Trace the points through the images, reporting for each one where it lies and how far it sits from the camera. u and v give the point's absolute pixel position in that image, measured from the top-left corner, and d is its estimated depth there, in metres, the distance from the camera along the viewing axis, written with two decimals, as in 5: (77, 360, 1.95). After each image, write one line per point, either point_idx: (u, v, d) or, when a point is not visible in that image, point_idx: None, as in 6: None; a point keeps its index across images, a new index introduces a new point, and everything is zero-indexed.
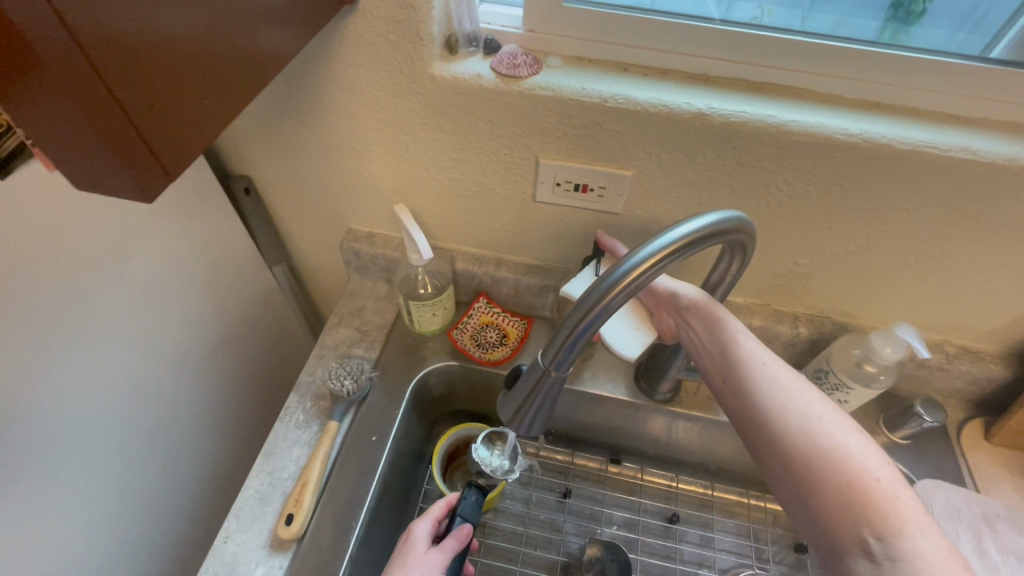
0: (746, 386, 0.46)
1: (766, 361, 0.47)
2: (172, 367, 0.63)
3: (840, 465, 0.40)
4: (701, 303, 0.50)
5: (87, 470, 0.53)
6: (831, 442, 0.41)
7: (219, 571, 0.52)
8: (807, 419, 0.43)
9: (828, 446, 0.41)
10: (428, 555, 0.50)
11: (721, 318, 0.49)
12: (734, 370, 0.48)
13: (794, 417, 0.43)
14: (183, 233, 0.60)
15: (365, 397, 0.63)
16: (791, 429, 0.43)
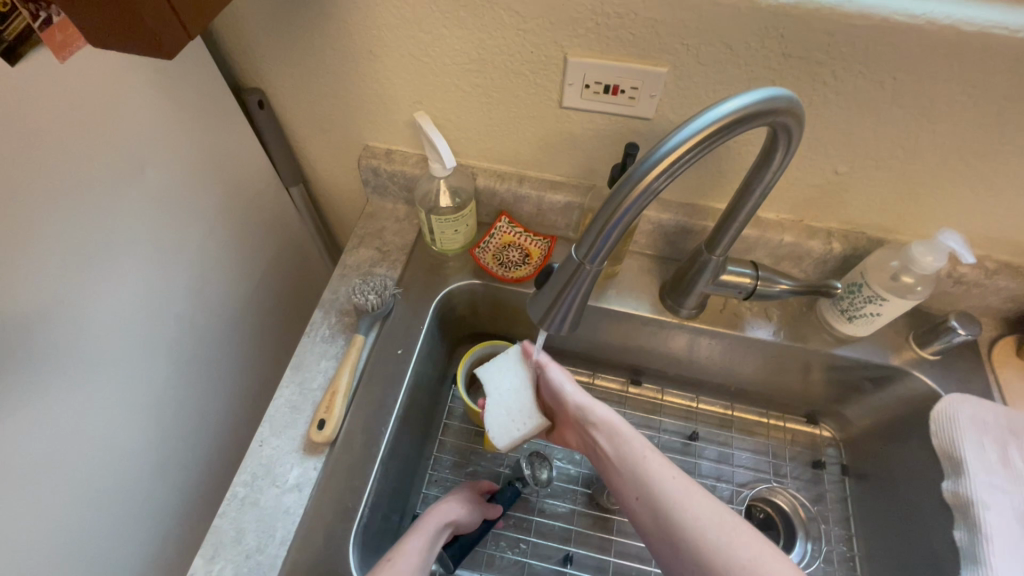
0: (621, 474, 0.55)
1: (631, 448, 0.55)
2: (190, 282, 0.63)
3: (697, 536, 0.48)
4: (589, 412, 0.58)
5: (116, 376, 0.55)
6: (681, 525, 0.48)
7: (256, 471, 0.54)
8: (662, 492, 0.51)
9: (678, 528, 0.49)
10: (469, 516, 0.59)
11: (607, 417, 0.58)
12: (620, 457, 0.55)
13: (663, 487, 0.51)
14: (192, 143, 0.59)
15: (389, 313, 0.64)
16: (664, 492, 0.51)
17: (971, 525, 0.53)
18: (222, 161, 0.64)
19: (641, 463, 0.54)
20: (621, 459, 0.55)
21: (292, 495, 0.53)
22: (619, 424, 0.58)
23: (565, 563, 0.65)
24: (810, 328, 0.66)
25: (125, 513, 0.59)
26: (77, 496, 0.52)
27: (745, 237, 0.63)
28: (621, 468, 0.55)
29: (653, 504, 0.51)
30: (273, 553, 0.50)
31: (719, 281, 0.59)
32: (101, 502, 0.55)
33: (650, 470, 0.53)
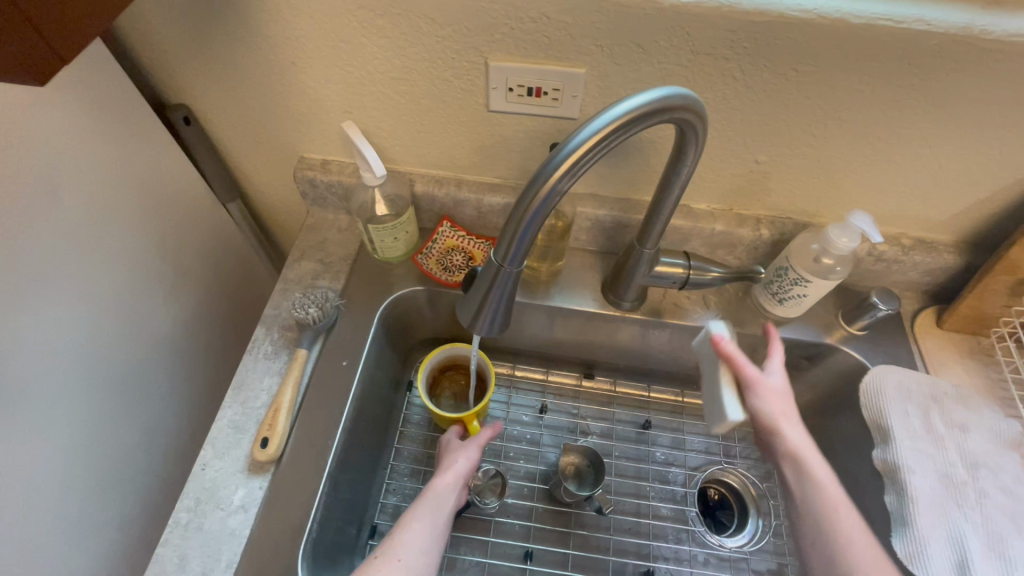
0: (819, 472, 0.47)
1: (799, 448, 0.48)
2: (124, 306, 0.61)
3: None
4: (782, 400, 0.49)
5: (47, 409, 0.53)
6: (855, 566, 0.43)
7: (200, 496, 0.53)
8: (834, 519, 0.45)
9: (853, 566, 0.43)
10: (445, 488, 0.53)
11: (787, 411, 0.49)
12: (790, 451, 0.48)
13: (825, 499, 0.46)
14: (114, 163, 0.57)
15: (332, 325, 0.63)
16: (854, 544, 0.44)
17: (898, 489, 0.56)
18: (150, 180, 0.62)
19: (827, 502, 0.46)
20: (802, 482, 0.47)
21: (238, 516, 0.52)
22: (811, 456, 0.48)
23: (525, 561, 0.65)
24: (747, 312, 0.68)
25: (64, 549, 0.57)
26: (9, 536, 0.50)
27: (679, 228, 0.65)
28: (802, 499, 0.47)
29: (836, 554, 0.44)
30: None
31: (655, 272, 0.61)
32: (36, 539, 0.53)
33: (831, 508, 0.46)
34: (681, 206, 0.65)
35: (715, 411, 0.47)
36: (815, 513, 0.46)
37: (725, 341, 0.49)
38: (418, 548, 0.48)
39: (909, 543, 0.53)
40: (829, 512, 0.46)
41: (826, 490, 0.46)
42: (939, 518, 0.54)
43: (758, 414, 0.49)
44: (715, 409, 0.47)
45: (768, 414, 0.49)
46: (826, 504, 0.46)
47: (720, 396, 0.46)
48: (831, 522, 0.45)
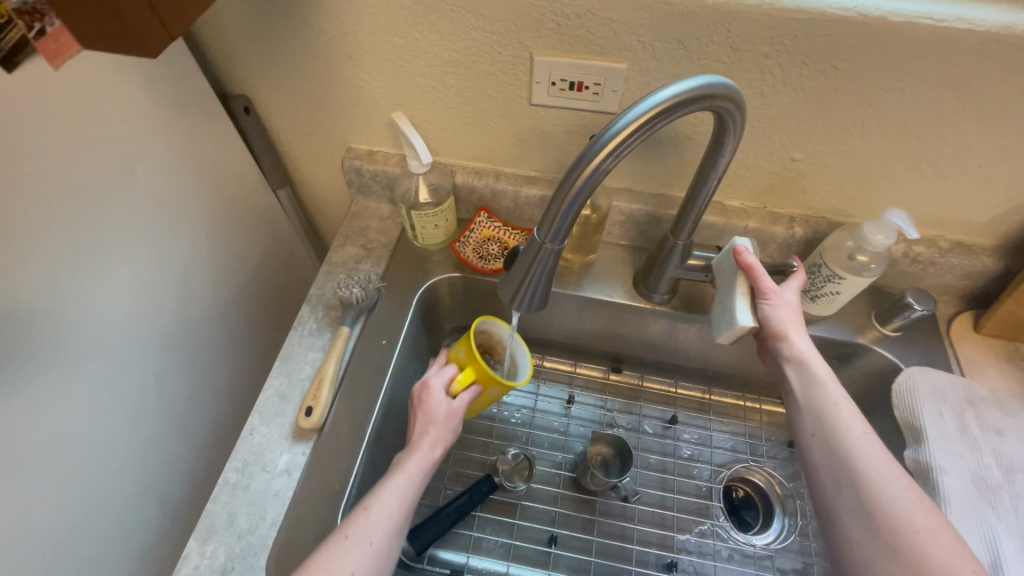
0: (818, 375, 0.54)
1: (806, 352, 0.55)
2: (183, 280, 0.65)
3: (875, 477, 0.47)
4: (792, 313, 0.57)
5: (112, 369, 0.57)
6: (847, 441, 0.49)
7: (247, 458, 0.56)
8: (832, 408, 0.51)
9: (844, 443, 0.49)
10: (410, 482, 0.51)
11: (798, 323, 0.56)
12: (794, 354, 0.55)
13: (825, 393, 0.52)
14: (181, 146, 0.61)
15: (373, 306, 0.66)
16: (849, 428, 0.50)
17: (931, 489, 0.56)
18: (210, 164, 0.66)
19: (828, 396, 0.52)
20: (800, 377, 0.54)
21: (282, 479, 0.55)
22: (815, 360, 0.54)
23: (549, 544, 0.67)
24: None
25: (120, 504, 0.61)
26: (74, 486, 0.54)
27: (711, 224, 0.66)
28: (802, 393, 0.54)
29: (834, 433, 0.50)
30: (263, 534, 0.52)
31: (688, 265, 0.62)
32: (97, 491, 0.57)
33: (830, 401, 0.52)
34: (714, 203, 0.66)
35: (727, 317, 0.56)
36: (812, 399, 0.53)
37: (746, 254, 0.55)
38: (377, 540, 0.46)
39: None
40: (829, 404, 0.52)
41: (828, 388, 0.53)
42: (974, 520, 0.54)
43: (767, 320, 0.57)
44: (726, 316, 0.56)
45: (779, 320, 0.56)
46: (827, 397, 0.52)
47: (733, 305, 0.55)
48: (829, 409, 0.52)
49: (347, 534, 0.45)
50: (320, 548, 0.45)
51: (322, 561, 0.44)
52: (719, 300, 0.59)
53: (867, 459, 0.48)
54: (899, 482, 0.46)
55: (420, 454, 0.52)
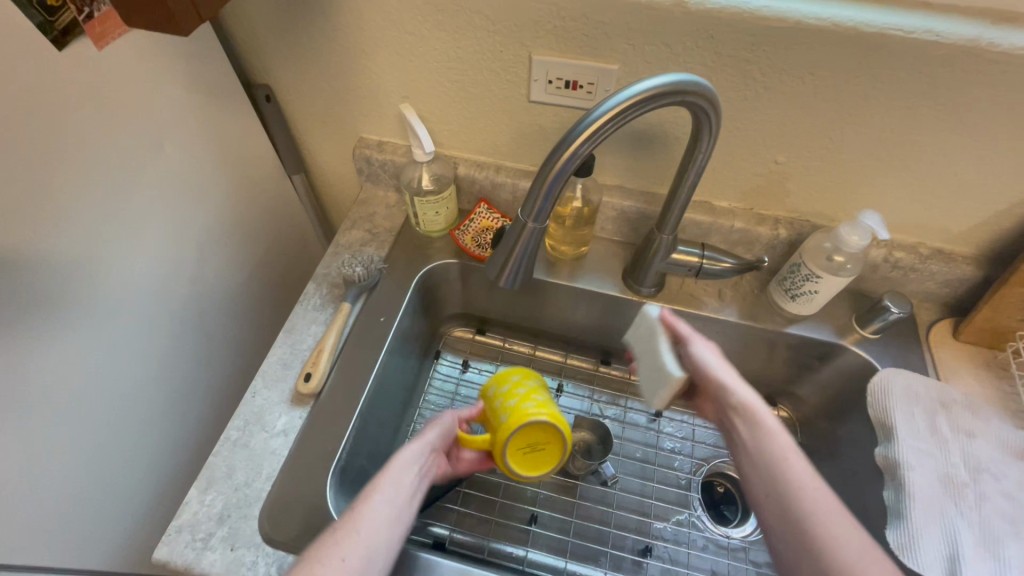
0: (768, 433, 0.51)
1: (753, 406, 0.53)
2: (201, 253, 0.70)
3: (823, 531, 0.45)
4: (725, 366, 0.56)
5: (135, 332, 0.61)
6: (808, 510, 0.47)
7: (248, 418, 0.60)
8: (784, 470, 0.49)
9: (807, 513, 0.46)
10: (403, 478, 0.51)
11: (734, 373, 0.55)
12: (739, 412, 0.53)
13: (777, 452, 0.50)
14: (207, 129, 0.66)
15: (374, 286, 0.70)
16: (796, 480, 0.48)
17: (898, 484, 0.58)
18: (232, 146, 0.71)
19: (777, 446, 0.50)
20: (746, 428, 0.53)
21: (279, 439, 0.59)
22: (760, 411, 0.52)
23: (530, 523, 0.70)
24: (762, 309, 0.71)
25: (137, 462, 0.65)
26: (96, 439, 0.58)
27: (699, 223, 0.69)
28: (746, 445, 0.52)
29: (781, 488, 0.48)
30: (258, 488, 0.56)
31: (671, 259, 0.65)
32: (117, 446, 0.61)
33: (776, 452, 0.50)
34: (702, 202, 0.69)
35: (660, 376, 0.52)
36: (763, 464, 0.50)
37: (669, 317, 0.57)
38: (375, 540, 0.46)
39: (903, 534, 0.55)
40: (779, 456, 0.50)
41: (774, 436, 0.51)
42: (936, 515, 0.55)
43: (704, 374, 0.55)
44: (657, 372, 0.52)
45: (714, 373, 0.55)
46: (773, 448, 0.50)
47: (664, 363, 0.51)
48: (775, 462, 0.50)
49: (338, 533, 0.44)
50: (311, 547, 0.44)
51: (309, 555, 0.43)
52: (642, 365, 0.55)
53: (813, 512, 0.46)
54: (845, 530, 0.45)
55: (413, 449, 0.54)
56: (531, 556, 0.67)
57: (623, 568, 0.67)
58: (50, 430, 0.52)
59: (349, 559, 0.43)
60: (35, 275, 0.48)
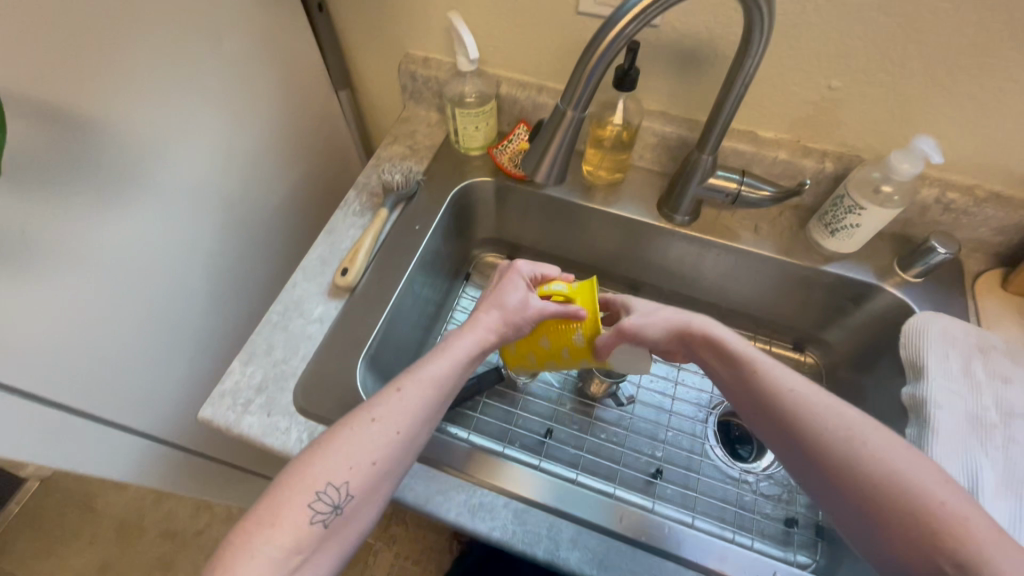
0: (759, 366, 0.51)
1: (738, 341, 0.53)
2: (250, 155, 0.73)
3: (868, 457, 0.43)
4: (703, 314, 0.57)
5: (186, 218, 0.65)
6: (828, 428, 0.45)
7: (288, 305, 0.64)
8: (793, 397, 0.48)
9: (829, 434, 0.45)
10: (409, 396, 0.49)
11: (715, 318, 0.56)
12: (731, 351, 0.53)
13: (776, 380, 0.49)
14: (262, 31, 0.69)
15: (412, 196, 0.72)
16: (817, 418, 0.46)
17: (922, 421, 0.57)
18: (284, 52, 0.73)
19: (792, 397, 0.48)
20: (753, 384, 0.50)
21: (315, 325, 0.62)
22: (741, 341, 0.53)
23: (545, 436, 0.72)
24: (799, 247, 0.70)
25: (187, 343, 0.70)
26: (151, 310, 0.63)
27: (741, 152, 0.68)
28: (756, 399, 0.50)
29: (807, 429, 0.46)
30: (294, 365, 0.60)
31: (708, 184, 0.64)
32: (169, 323, 0.66)
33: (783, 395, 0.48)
34: (747, 131, 0.68)
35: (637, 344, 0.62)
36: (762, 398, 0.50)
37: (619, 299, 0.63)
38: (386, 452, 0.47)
39: None
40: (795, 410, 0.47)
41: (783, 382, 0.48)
42: (961, 452, 0.54)
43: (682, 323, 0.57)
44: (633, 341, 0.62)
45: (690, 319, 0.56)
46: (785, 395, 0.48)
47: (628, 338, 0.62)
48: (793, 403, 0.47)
49: (374, 418, 0.48)
50: (337, 428, 0.47)
51: (343, 439, 0.46)
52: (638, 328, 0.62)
53: (853, 443, 0.44)
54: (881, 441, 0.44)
55: (443, 363, 0.52)
56: (543, 465, 0.70)
57: (633, 487, 0.69)
58: (115, 294, 0.57)
59: (400, 435, 0.48)
60: (103, 144, 0.52)
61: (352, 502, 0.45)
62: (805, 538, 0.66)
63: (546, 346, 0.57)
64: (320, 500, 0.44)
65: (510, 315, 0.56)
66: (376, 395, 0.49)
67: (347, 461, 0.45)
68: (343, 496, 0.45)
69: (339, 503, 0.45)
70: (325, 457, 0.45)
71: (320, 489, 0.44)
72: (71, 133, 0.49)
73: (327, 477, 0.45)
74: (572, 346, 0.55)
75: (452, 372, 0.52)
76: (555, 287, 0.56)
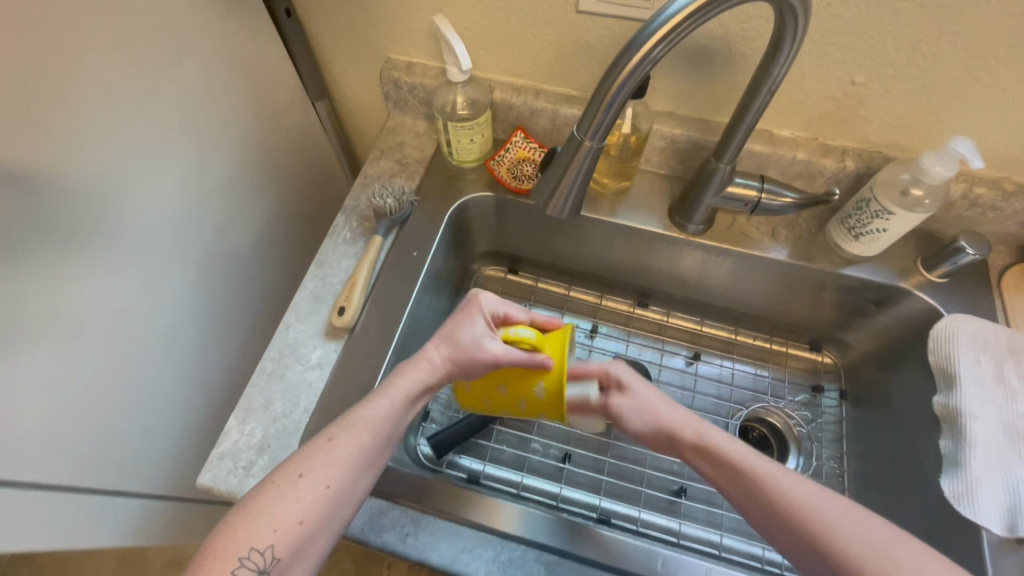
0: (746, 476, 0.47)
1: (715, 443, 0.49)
2: (225, 184, 0.67)
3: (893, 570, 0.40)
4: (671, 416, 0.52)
5: (162, 265, 0.60)
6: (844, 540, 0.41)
7: (283, 350, 0.59)
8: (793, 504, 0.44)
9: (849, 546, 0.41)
10: (345, 437, 0.47)
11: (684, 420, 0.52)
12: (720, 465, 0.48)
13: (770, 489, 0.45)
14: (224, 46, 0.61)
15: (406, 219, 0.67)
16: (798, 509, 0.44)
17: (957, 433, 0.55)
18: (250, 66, 0.66)
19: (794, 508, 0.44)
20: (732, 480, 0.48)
21: (314, 372, 0.58)
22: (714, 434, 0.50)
23: (563, 461, 0.69)
24: (818, 249, 0.67)
25: (175, 393, 0.66)
26: (133, 368, 0.58)
27: (756, 153, 0.63)
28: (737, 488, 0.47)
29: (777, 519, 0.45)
30: (296, 419, 0.55)
31: (725, 194, 0.60)
32: (156, 376, 0.62)
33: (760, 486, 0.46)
34: (762, 131, 0.63)
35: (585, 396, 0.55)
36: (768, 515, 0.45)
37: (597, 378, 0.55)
38: (316, 510, 0.44)
39: (959, 483, 0.53)
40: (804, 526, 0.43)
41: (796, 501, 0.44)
42: (997, 466, 0.53)
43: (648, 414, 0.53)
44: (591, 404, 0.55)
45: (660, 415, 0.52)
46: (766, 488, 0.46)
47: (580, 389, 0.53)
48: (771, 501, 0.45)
49: (301, 474, 0.45)
50: (263, 488, 0.44)
51: (268, 501, 0.44)
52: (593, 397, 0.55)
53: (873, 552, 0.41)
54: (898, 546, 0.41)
55: (386, 400, 0.50)
56: (564, 493, 0.67)
57: (658, 508, 0.67)
58: (90, 362, 0.52)
59: (331, 488, 0.45)
60: (61, 202, 0.46)
61: (279, 565, 0.42)
62: None
63: (504, 395, 0.51)
64: (243, 564, 0.41)
65: (456, 351, 0.51)
66: (304, 449, 0.47)
67: (267, 525, 0.43)
68: (269, 560, 0.42)
69: (264, 568, 0.42)
70: (247, 516, 0.43)
71: (245, 553, 0.42)
72: (23, 196, 0.43)
73: (251, 540, 0.42)
74: (532, 401, 0.49)
75: (387, 418, 0.49)
76: (520, 333, 0.49)
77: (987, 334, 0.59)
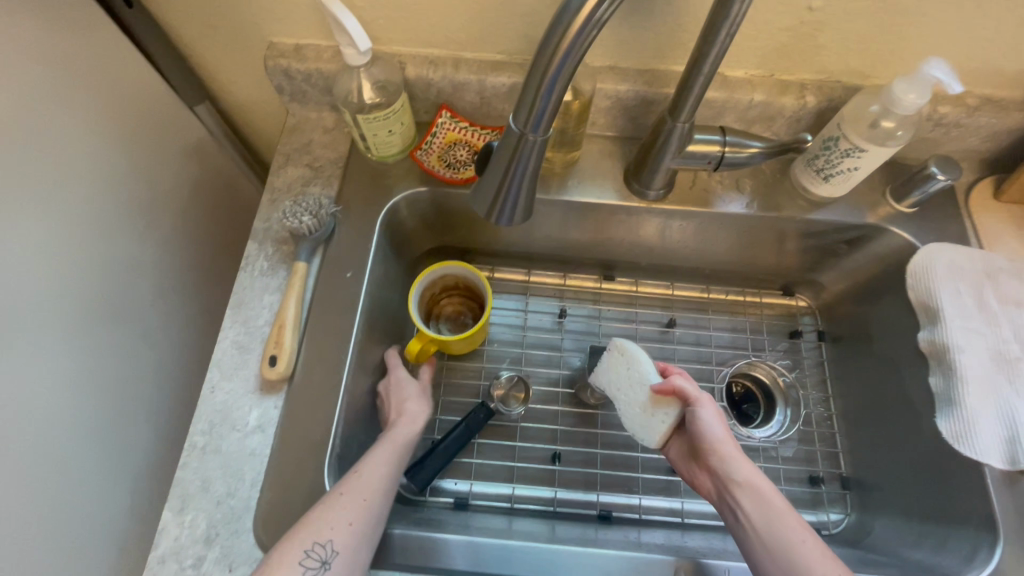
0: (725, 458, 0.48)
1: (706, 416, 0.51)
2: (104, 230, 0.56)
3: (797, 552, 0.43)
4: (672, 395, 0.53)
5: (33, 346, 0.49)
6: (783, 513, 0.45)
7: (213, 419, 0.50)
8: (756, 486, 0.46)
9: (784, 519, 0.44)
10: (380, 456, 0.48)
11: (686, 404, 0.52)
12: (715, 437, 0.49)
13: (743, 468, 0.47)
14: (46, 59, 0.48)
15: (330, 235, 0.58)
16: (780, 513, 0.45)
17: (946, 370, 0.54)
18: (96, 80, 0.53)
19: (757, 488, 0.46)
20: (719, 460, 0.48)
21: (255, 437, 0.50)
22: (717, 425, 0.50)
23: (553, 462, 0.64)
24: (784, 195, 0.62)
25: (92, 483, 0.56)
26: (21, 476, 0.48)
27: (711, 101, 0.57)
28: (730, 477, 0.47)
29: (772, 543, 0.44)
30: (245, 496, 0.48)
31: (685, 153, 0.54)
32: (61, 473, 0.52)
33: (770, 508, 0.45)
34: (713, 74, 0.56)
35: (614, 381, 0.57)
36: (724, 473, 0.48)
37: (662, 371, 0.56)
38: (366, 522, 0.44)
39: (957, 423, 0.52)
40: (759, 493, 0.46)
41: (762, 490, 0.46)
42: (989, 397, 0.52)
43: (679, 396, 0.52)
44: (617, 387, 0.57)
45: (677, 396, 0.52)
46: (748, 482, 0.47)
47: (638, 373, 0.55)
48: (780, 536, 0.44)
49: (341, 493, 0.45)
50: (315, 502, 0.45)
51: (318, 511, 0.43)
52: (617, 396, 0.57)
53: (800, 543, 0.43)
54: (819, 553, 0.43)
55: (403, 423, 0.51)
56: (559, 495, 0.63)
57: (657, 490, 0.64)
58: None
59: (367, 502, 0.45)
60: None
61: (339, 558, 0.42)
62: (833, 493, 0.62)
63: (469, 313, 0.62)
64: (308, 556, 0.41)
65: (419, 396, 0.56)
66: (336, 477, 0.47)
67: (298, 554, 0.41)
68: (330, 552, 0.42)
69: (327, 560, 0.41)
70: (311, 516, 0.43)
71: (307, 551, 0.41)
72: None
73: (308, 540, 0.42)
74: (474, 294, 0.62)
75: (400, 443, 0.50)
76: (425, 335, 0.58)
77: (966, 258, 0.57)
